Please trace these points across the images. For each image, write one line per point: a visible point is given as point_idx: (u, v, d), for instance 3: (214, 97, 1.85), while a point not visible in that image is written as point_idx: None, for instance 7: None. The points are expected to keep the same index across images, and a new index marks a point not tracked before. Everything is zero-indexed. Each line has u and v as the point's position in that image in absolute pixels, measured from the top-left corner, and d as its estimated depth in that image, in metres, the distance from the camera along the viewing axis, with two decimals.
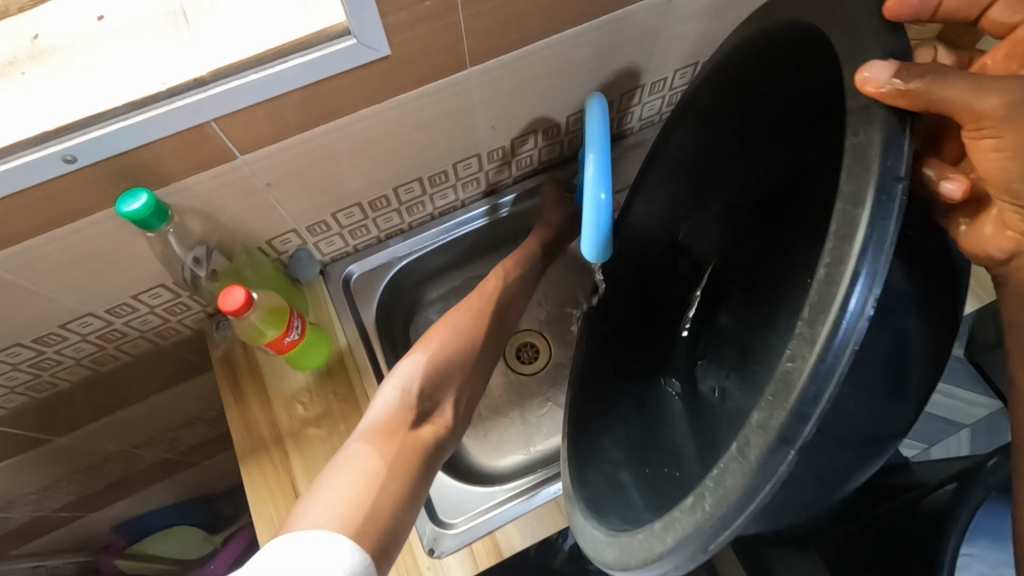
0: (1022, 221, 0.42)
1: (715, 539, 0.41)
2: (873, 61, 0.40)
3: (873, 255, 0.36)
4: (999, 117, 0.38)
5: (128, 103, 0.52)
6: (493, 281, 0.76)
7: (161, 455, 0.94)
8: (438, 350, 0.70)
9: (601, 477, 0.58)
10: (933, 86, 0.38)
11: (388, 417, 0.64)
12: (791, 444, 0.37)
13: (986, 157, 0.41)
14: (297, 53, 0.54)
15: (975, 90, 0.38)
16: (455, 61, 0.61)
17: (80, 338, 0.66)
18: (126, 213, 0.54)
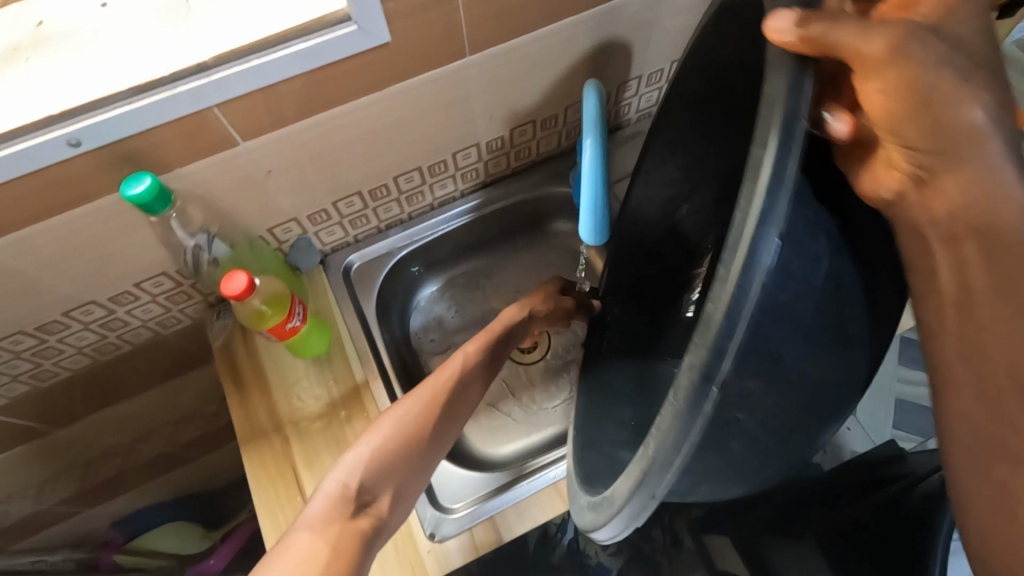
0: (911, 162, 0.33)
1: (662, 482, 0.35)
2: (779, 10, 0.34)
3: (778, 158, 0.30)
4: (884, 58, 0.31)
5: (132, 87, 0.48)
6: (453, 364, 0.64)
7: (189, 411, 1.03)
8: (384, 438, 0.58)
9: (599, 456, 0.52)
10: (831, 28, 0.32)
11: (326, 511, 0.54)
12: (714, 382, 0.31)
13: (870, 98, 0.33)
14: (299, 39, 0.50)
15: (862, 29, 0.31)
16: (454, 50, 0.59)
17: (82, 326, 0.70)
18: (129, 196, 0.50)
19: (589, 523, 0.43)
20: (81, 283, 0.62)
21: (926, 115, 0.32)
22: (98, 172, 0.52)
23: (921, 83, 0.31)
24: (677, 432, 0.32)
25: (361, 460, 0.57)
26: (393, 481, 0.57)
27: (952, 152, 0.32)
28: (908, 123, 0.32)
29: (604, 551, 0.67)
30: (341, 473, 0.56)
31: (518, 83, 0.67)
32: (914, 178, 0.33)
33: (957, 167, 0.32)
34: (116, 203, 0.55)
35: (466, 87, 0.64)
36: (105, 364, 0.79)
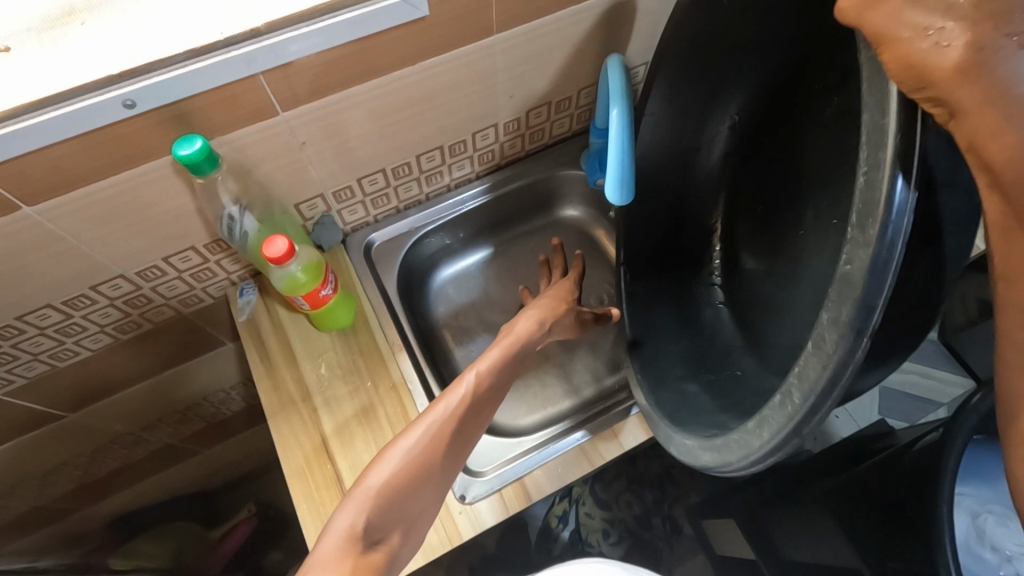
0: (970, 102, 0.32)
1: (812, 422, 0.38)
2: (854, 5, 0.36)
3: (904, 178, 0.33)
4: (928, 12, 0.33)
5: (187, 49, 0.51)
6: (463, 385, 0.59)
7: (199, 399, 1.03)
8: (393, 473, 0.53)
9: (674, 399, 0.58)
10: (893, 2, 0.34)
11: (338, 551, 0.48)
12: (864, 333, 0.35)
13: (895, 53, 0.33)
14: (346, 9, 0.54)
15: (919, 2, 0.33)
16: (484, 26, 0.62)
17: (108, 303, 0.70)
18: (180, 157, 0.52)
19: (707, 462, 0.47)
20: (116, 251, 0.63)
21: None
22: (150, 132, 0.54)
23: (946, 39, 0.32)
24: (829, 384, 0.36)
25: (368, 497, 0.52)
26: (404, 512, 0.53)
27: (981, 66, 0.31)
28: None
29: (605, 539, 0.83)
30: (350, 510, 0.51)
31: (539, 62, 0.71)
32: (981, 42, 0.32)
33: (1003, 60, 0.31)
34: (161, 165, 0.57)
35: (493, 63, 0.68)
36: (126, 344, 0.80)
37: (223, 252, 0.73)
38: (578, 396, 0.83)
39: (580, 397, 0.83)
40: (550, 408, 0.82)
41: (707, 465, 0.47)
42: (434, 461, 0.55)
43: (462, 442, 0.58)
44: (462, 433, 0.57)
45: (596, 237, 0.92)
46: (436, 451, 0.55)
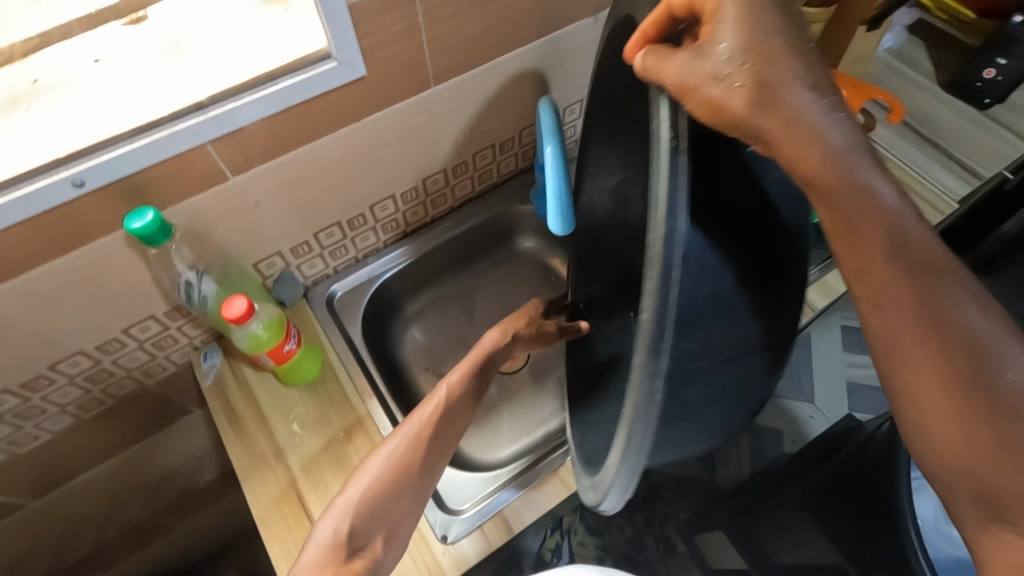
0: (762, 111, 0.38)
1: (639, 459, 0.40)
2: (655, 53, 0.40)
3: (671, 232, 0.35)
4: (705, 60, 0.39)
5: (135, 127, 0.53)
6: (437, 396, 0.60)
7: (168, 471, 1.00)
8: (375, 480, 0.54)
9: (596, 436, 0.56)
10: (673, 54, 0.40)
11: (318, 561, 0.49)
12: (657, 376, 0.36)
13: (702, 86, 0.38)
14: (286, 76, 0.57)
15: (693, 56, 0.39)
16: (421, 80, 0.66)
17: (67, 381, 0.69)
18: (132, 230, 0.53)
19: (590, 501, 0.49)
20: (74, 327, 0.63)
21: (719, 39, 0.39)
22: (101, 209, 0.55)
23: (715, 70, 0.38)
24: (640, 427, 0.38)
25: (351, 504, 0.53)
26: (389, 518, 0.53)
27: (764, 102, 0.38)
28: (715, 50, 0.39)
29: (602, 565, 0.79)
30: (332, 518, 0.52)
31: (478, 108, 0.75)
32: (765, 77, 0.38)
33: (790, 91, 0.38)
34: (115, 239, 0.58)
35: (434, 114, 0.72)
36: (90, 422, 0.78)
37: (183, 318, 0.73)
38: (552, 423, 0.84)
39: (554, 423, 0.84)
40: (525, 438, 0.83)
41: (592, 504, 0.49)
42: (406, 475, 0.55)
43: (439, 460, 0.58)
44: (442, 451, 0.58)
45: (553, 267, 0.96)
46: (407, 470, 0.55)
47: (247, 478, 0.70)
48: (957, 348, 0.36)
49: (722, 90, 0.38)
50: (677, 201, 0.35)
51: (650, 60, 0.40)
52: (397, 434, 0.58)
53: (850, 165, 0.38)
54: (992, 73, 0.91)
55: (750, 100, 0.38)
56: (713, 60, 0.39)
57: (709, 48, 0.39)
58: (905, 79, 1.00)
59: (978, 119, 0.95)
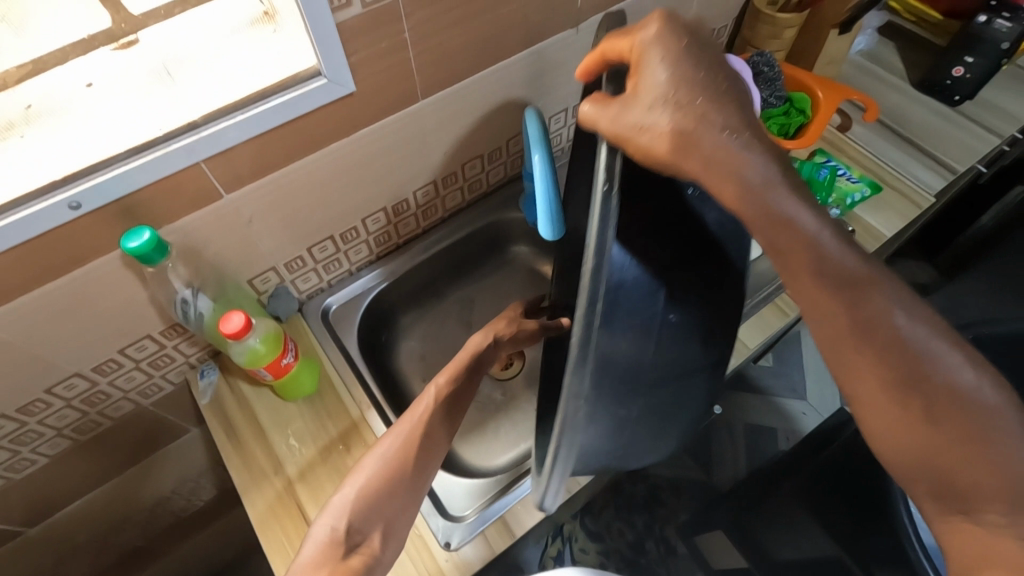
0: (687, 156, 0.39)
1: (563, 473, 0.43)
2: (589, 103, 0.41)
3: (597, 268, 0.36)
4: (636, 109, 0.40)
5: (129, 147, 0.54)
6: (424, 399, 0.62)
7: (166, 493, 0.99)
8: (369, 477, 0.57)
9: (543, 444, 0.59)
10: (604, 106, 0.40)
11: (314, 557, 0.52)
12: (579, 398, 0.39)
13: (635, 136, 0.39)
14: (277, 94, 0.58)
15: (624, 107, 0.40)
16: (410, 94, 0.68)
17: (64, 404, 0.69)
18: (129, 249, 0.54)
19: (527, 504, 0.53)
20: (70, 349, 0.64)
21: (648, 87, 0.40)
22: (97, 229, 0.56)
23: (646, 119, 0.39)
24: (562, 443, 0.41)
25: (347, 502, 0.55)
26: (385, 511, 0.55)
27: (690, 139, 0.39)
28: (645, 98, 0.40)
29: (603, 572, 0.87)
30: (329, 517, 0.55)
31: (466, 119, 0.77)
32: (683, 127, 0.39)
33: (709, 133, 0.40)
34: (112, 259, 0.59)
35: (423, 128, 0.73)
36: (86, 445, 0.78)
37: (179, 336, 0.73)
38: None
39: None
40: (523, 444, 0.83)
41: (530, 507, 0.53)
42: (397, 478, 0.57)
43: (433, 460, 0.60)
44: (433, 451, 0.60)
45: (544, 273, 0.98)
46: (399, 468, 0.57)
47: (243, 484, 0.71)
48: (891, 348, 0.41)
49: (651, 140, 0.39)
50: (605, 241, 0.36)
51: (586, 111, 0.41)
52: (391, 432, 0.61)
53: (773, 195, 0.40)
54: (960, 70, 0.95)
55: (676, 144, 0.39)
56: (643, 108, 0.40)
57: (631, 100, 0.40)
58: (878, 79, 1.03)
59: (951, 116, 0.98)
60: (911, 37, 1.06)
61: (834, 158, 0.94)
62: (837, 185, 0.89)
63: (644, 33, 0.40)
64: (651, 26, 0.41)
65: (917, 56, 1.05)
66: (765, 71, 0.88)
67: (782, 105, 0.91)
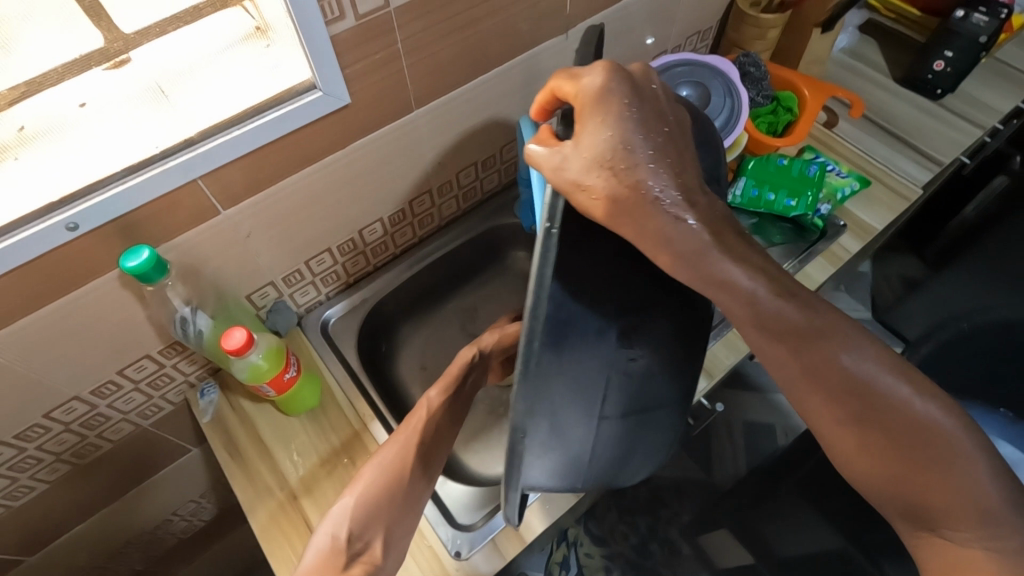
0: (617, 216, 0.43)
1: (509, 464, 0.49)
2: (537, 154, 0.45)
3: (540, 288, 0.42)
4: (577, 164, 0.43)
5: (126, 167, 0.54)
6: (418, 411, 0.64)
7: (167, 515, 0.98)
8: (370, 483, 0.59)
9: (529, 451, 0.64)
10: (549, 159, 0.44)
11: (317, 565, 0.54)
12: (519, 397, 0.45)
13: (573, 192, 0.42)
14: (274, 108, 0.58)
15: (565, 161, 0.43)
16: (404, 104, 0.68)
17: (63, 428, 0.68)
18: (128, 268, 0.54)
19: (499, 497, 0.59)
20: (68, 372, 0.63)
21: (590, 143, 0.43)
22: (95, 249, 0.55)
23: (585, 175, 0.42)
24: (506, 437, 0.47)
25: (347, 510, 0.58)
26: (383, 519, 0.57)
27: (626, 204, 0.43)
28: (586, 154, 0.43)
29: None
30: (329, 525, 0.57)
31: (460, 128, 0.77)
32: (615, 191, 0.42)
33: (640, 200, 0.43)
34: (109, 279, 0.58)
35: (417, 137, 0.73)
36: (85, 469, 0.77)
37: (178, 355, 0.72)
38: None
39: None
40: None
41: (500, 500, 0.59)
42: (393, 489, 0.59)
43: (427, 468, 0.62)
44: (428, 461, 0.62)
45: None
46: (396, 479, 0.59)
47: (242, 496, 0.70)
48: (848, 391, 0.47)
49: (585, 198, 0.42)
50: (545, 276, 0.42)
51: (535, 162, 0.44)
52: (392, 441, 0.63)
53: (706, 260, 0.44)
54: (941, 65, 0.96)
55: (610, 209, 0.43)
56: (584, 164, 0.43)
57: (569, 158, 0.43)
58: (861, 75, 1.05)
59: (933, 110, 1.00)
60: (892, 33, 1.08)
61: (823, 154, 0.95)
62: (826, 180, 0.90)
63: (591, 93, 0.44)
64: (596, 83, 0.45)
65: (897, 53, 1.06)
66: (751, 72, 0.90)
67: (768, 104, 0.93)
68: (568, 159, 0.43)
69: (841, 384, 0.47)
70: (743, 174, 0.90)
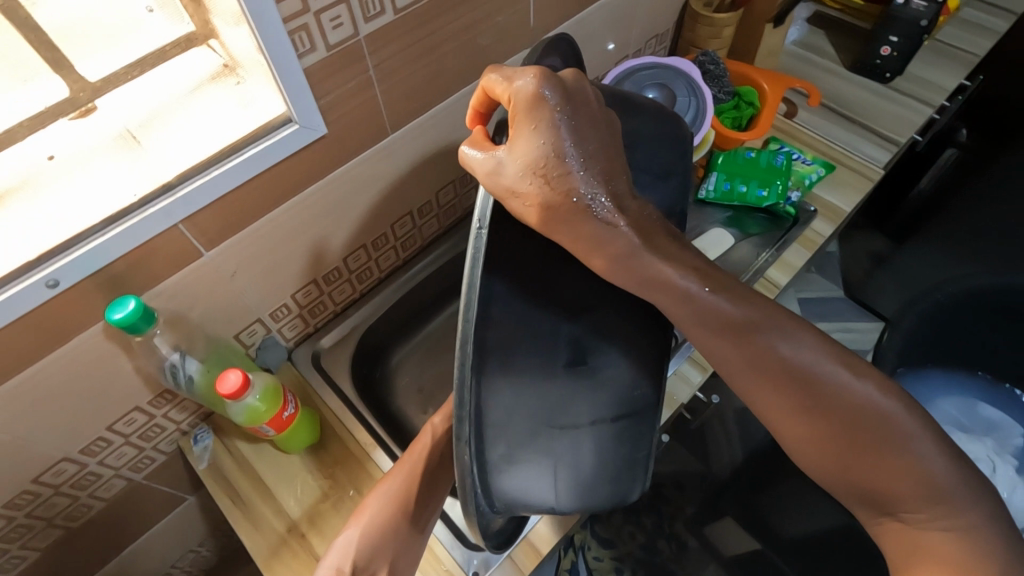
0: (551, 219, 0.47)
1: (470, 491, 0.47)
2: (472, 156, 0.48)
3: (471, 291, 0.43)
4: (512, 169, 0.46)
5: (104, 218, 0.52)
6: (423, 437, 0.63)
7: (166, 568, 0.95)
8: (375, 515, 0.59)
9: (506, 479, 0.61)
10: (481, 162, 0.47)
11: None
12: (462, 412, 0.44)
13: (508, 199, 0.46)
14: (251, 145, 0.57)
15: (498, 166, 0.46)
16: (380, 130, 0.68)
17: (53, 491, 0.66)
18: (115, 321, 0.52)
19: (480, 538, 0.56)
20: (57, 432, 0.60)
21: (521, 147, 0.46)
22: (78, 304, 0.54)
23: (516, 181, 0.46)
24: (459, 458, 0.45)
25: (350, 545, 0.57)
26: (389, 548, 0.57)
27: (556, 217, 0.47)
28: (518, 160, 0.46)
29: None
30: (334, 557, 0.58)
31: (435, 149, 0.78)
32: (548, 199, 0.47)
33: (574, 207, 0.47)
34: (94, 333, 0.56)
35: (395, 161, 0.73)
36: (77, 532, 0.74)
37: (169, 403, 0.70)
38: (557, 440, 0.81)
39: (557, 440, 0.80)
40: None
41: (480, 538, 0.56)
42: (395, 520, 0.58)
43: (430, 495, 0.61)
44: (431, 486, 0.61)
45: None
46: (400, 507, 0.59)
47: (243, 537, 0.69)
48: (807, 389, 0.53)
49: (518, 203, 0.46)
50: (476, 278, 0.43)
51: (469, 164, 0.48)
52: (397, 469, 0.62)
53: (638, 263, 0.50)
54: (887, 50, 1.01)
55: (543, 217, 0.47)
56: (516, 170, 0.46)
57: (505, 163, 0.46)
58: (815, 64, 1.09)
59: (885, 93, 1.04)
60: (837, 22, 1.13)
61: (787, 144, 0.98)
62: (793, 168, 0.93)
63: (524, 96, 0.46)
64: (527, 81, 0.46)
65: (845, 41, 1.11)
66: (711, 70, 0.93)
67: (730, 99, 0.95)
68: (500, 163, 0.46)
69: (798, 381, 0.53)
70: (713, 169, 0.93)
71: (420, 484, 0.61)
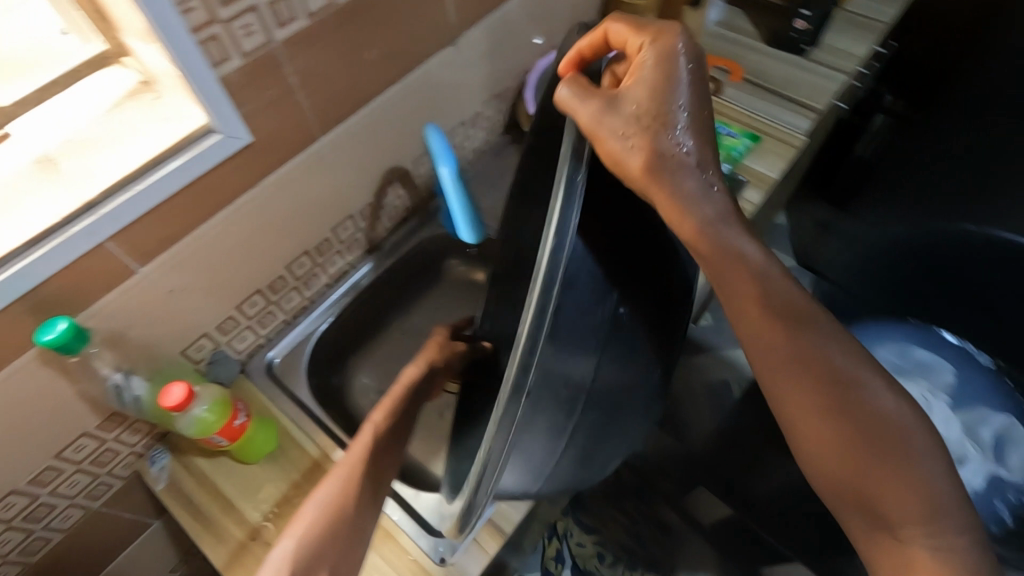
0: (656, 180, 0.42)
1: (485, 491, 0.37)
2: (569, 92, 0.42)
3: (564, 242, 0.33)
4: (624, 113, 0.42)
5: (25, 240, 0.52)
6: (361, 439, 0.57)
7: None
8: (312, 525, 0.54)
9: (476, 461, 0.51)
10: (586, 97, 0.42)
11: None
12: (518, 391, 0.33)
13: (612, 138, 0.40)
14: (174, 157, 0.57)
15: (611, 106, 0.42)
16: (308, 134, 0.69)
17: (5, 526, 0.65)
18: (45, 342, 0.52)
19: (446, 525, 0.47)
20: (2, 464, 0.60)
21: (637, 98, 0.43)
22: (8, 331, 0.53)
23: (628, 124, 0.41)
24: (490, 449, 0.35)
25: (282, 561, 0.52)
26: (328, 554, 0.53)
27: (657, 169, 0.42)
28: (631, 109, 0.42)
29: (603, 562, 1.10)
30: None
31: (370, 150, 0.79)
32: (656, 155, 0.42)
33: (677, 164, 0.44)
34: (28, 358, 0.56)
35: (329, 165, 0.74)
36: (38, 567, 0.73)
37: (119, 427, 0.70)
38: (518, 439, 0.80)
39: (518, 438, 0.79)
40: None
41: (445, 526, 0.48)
42: (335, 525, 0.54)
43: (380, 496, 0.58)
44: (373, 489, 0.56)
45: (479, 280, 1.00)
46: (340, 514, 0.54)
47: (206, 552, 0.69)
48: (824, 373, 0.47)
49: (630, 146, 0.41)
50: (571, 233, 0.33)
51: (565, 97, 0.42)
52: (331, 478, 0.57)
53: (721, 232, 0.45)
54: (801, 23, 1.05)
55: (649, 167, 0.42)
56: (625, 116, 0.42)
57: (619, 102, 0.43)
58: (736, 43, 1.13)
59: (804, 65, 1.09)
60: None
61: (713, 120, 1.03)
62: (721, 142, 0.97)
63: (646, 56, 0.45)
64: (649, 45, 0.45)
65: None
66: None
67: None
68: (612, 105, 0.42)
69: (834, 379, 0.47)
70: None
71: (359, 489, 0.55)
